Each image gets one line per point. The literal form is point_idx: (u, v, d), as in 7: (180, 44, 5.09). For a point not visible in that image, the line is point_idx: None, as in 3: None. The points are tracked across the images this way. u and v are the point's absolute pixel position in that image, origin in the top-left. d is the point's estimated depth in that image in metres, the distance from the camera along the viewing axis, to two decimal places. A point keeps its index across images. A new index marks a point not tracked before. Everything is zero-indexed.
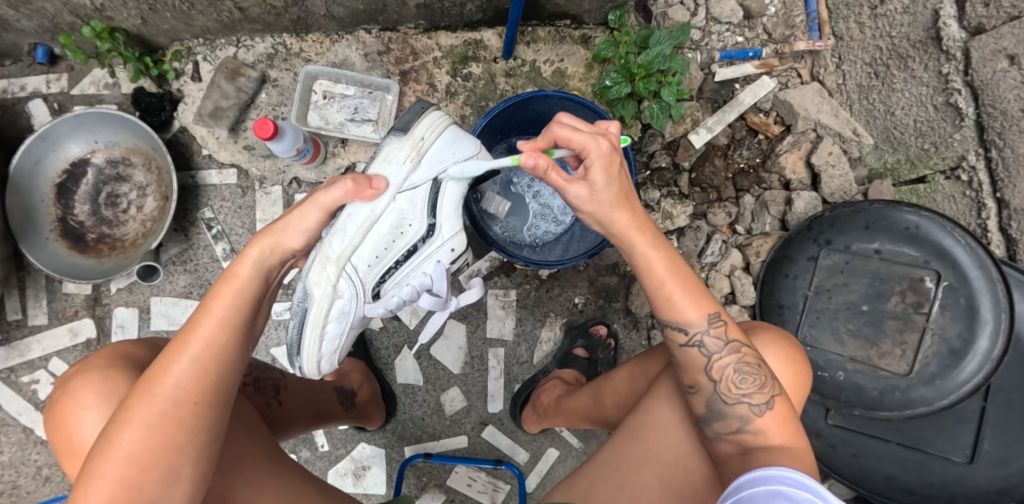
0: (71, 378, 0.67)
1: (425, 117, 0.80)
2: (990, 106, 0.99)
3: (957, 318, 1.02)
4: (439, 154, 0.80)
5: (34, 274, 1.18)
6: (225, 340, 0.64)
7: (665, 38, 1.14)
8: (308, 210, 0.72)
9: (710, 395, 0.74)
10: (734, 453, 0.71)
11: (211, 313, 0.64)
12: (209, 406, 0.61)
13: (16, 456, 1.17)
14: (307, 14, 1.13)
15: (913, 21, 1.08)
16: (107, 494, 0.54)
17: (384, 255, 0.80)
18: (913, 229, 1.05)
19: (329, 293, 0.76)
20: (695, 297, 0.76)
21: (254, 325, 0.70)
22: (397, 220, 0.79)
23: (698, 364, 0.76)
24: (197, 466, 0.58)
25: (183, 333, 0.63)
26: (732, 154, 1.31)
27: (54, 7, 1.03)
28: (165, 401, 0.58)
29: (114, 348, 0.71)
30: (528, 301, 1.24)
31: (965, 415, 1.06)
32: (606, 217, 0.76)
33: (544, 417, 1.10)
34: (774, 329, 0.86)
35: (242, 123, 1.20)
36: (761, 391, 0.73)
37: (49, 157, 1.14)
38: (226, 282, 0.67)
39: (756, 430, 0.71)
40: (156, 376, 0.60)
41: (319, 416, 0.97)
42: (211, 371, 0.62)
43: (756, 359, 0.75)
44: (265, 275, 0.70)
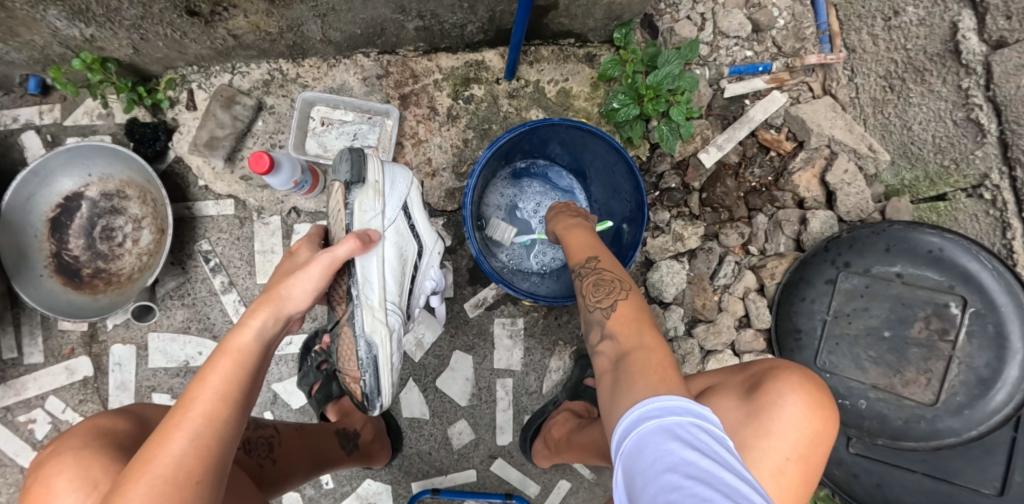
0: (47, 460, 0.62)
1: (369, 162, 0.84)
2: (1014, 122, 0.95)
3: (984, 346, 0.97)
4: (391, 187, 0.87)
5: (29, 310, 1.15)
6: (224, 413, 0.59)
7: (673, 56, 1.11)
8: (309, 271, 0.72)
9: (585, 315, 0.80)
10: (605, 366, 0.70)
11: (211, 384, 0.60)
12: (206, 484, 0.55)
13: (14, 498, 1.14)
14: (302, 39, 1.09)
15: (929, 34, 1.04)
16: None
17: (403, 283, 0.87)
18: (936, 252, 1.01)
19: (387, 331, 0.81)
20: (588, 244, 0.89)
21: (255, 393, 0.65)
22: (397, 252, 0.86)
23: (581, 293, 0.83)
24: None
25: (178, 406, 0.58)
26: (743, 172, 1.26)
27: (43, 39, 1.00)
28: (159, 480, 0.53)
29: (89, 425, 0.66)
30: (535, 329, 1.20)
31: (994, 445, 1.02)
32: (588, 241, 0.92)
33: (554, 452, 1.06)
34: (797, 368, 0.80)
35: (239, 152, 1.16)
36: (608, 297, 0.78)
37: (41, 192, 1.11)
38: (226, 351, 0.64)
39: (609, 330, 0.74)
40: (148, 454, 0.55)
41: (317, 464, 0.92)
42: (211, 444, 0.57)
43: (613, 278, 0.80)
44: (265, 345, 0.67)
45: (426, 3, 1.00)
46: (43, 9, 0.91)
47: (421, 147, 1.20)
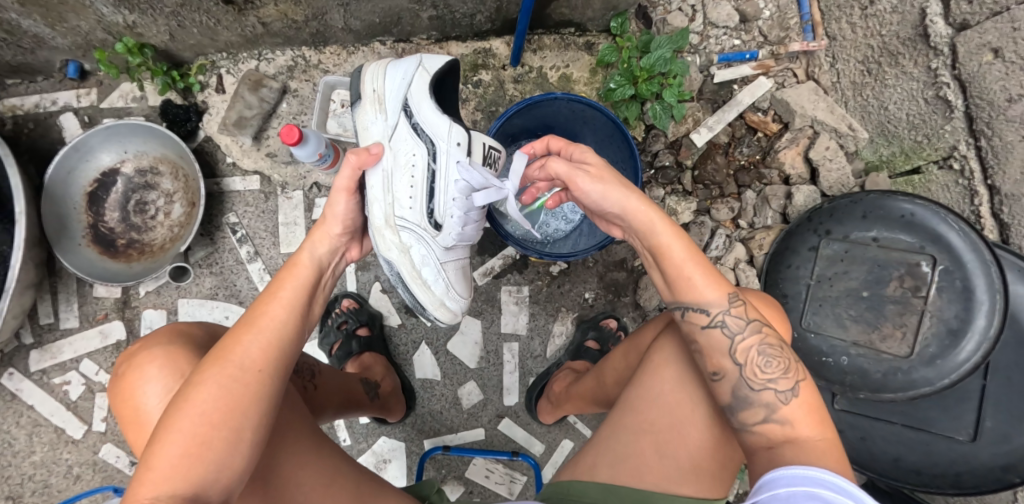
0: (137, 352, 0.74)
1: (363, 75, 0.90)
2: (978, 97, 1.05)
3: (953, 300, 1.06)
4: (393, 90, 0.89)
5: (65, 279, 1.23)
6: (286, 320, 0.71)
7: (665, 42, 1.21)
8: (335, 197, 0.79)
9: (735, 380, 0.75)
10: (763, 445, 0.73)
11: (279, 296, 0.72)
12: (270, 374, 0.67)
13: (47, 456, 1.21)
14: (326, 27, 1.19)
15: (901, 20, 1.14)
16: (182, 448, 0.60)
17: (416, 193, 0.88)
18: (908, 217, 1.10)
19: (400, 250, 0.87)
20: (718, 279, 0.76)
21: (312, 310, 0.77)
22: (405, 161, 0.88)
23: (721, 347, 0.76)
24: (258, 431, 0.64)
25: (251, 312, 0.70)
26: (733, 152, 1.36)
27: (89, 25, 1.09)
28: (235, 368, 0.65)
29: (171, 328, 0.77)
30: (540, 296, 1.28)
31: (966, 394, 1.10)
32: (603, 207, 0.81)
33: (556, 406, 1.15)
34: (759, 295, 0.91)
35: (265, 132, 1.25)
36: (785, 376, 0.74)
37: (81, 167, 1.20)
38: (289, 269, 0.76)
39: (783, 418, 0.72)
40: (227, 346, 0.67)
41: (346, 405, 1.00)
42: (275, 344, 0.68)
43: (777, 340, 0.76)
44: (320, 267, 0.78)
45: None
46: None
47: None
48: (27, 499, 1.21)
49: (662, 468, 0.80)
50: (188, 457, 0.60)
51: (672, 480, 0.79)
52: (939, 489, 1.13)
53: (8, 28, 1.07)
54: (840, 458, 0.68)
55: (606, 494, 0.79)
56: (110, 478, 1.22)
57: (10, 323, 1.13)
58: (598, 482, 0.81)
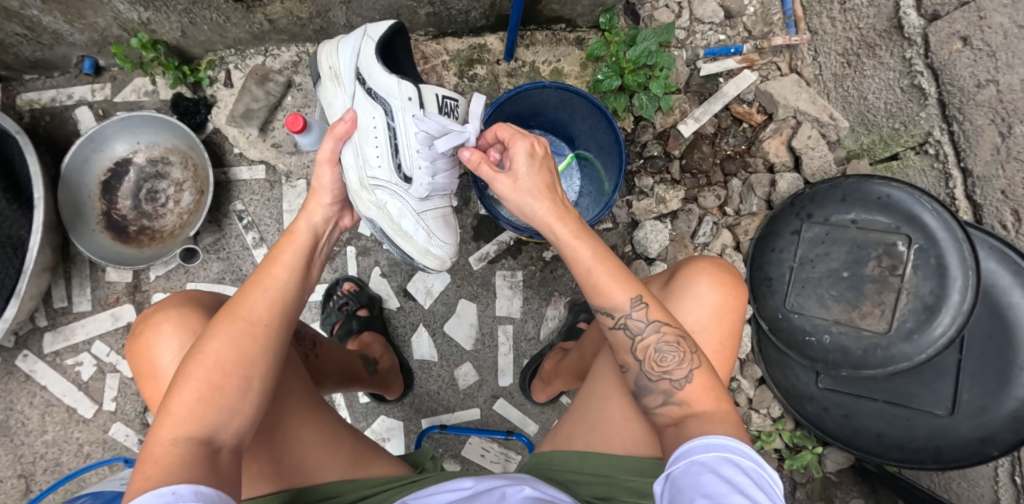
0: (150, 315, 0.80)
1: (319, 57, 0.97)
2: (949, 84, 1.10)
3: (928, 276, 1.11)
4: (345, 62, 0.94)
5: (79, 264, 1.29)
6: (289, 281, 0.79)
7: (651, 35, 1.28)
8: (320, 170, 0.89)
9: (637, 373, 0.81)
10: (668, 424, 0.77)
11: (283, 261, 0.80)
12: (275, 329, 0.74)
13: (59, 434, 1.26)
14: (329, 24, 1.25)
15: (876, 13, 1.20)
16: (198, 393, 0.66)
17: (383, 152, 0.94)
18: (885, 199, 1.15)
19: (376, 207, 0.94)
20: (621, 279, 0.80)
21: (309, 275, 0.85)
22: (368, 126, 0.93)
23: (625, 345, 0.81)
24: (265, 380, 0.71)
25: (257, 275, 0.77)
26: (719, 142, 1.41)
27: (106, 21, 1.16)
28: (244, 323, 0.72)
29: (183, 294, 0.84)
30: (534, 281, 1.33)
31: (943, 369, 1.14)
32: (527, 207, 0.82)
33: (548, 384, 1.20)
34: (715, 260, 0.95)
35: (270, 124, 1.31)
36: (680, 367, 0.78)
37: (96, 157, 1.26)
38: (288, 237, 0.83)
39: (680, 400, 0.77)
40: (236, 305, 0.73)
41: (346, 378, 1.06)
42: (278, 303, 0.76)
43: (676, 336, 0.79)
44: (315, 234, 0.86)
45: None
46: None
47: None
48: (39, 476, 1.26)
49: (632, 433, 0.86)
50: (203, 400, 0.66)
51: (639, 443, 0.85)
52: (923, 463, 1.17)
53: (30, 24, 1.13)
54: (731, 424, 0.73)
55: (581, 461, 0.85)
56: (119, 456, 1.26)
57: (27, 304, 1.19)
58: (575, 450, 0.87)
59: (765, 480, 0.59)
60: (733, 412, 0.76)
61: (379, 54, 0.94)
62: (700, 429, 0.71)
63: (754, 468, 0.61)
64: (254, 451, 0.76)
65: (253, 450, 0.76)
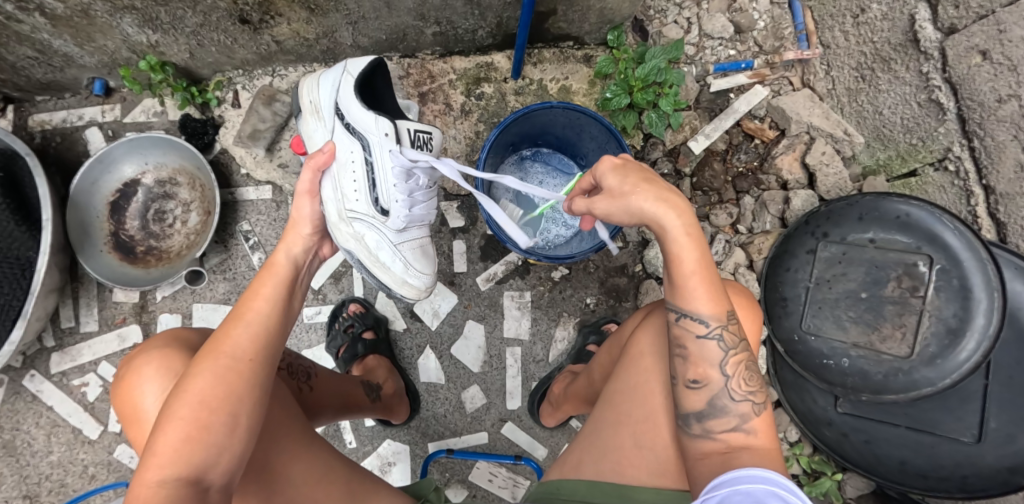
0: (133, 359, 0.81)
1: (303, 88, 1.01)
2: (968, 99, 1.07)
3: (952, 299, 1.07)
4: (327, 94, 0.98)
5: (86, 284, 1.28)
6: (271, 312, 0.79)
7: (659, 53, 1.27)
8: (299, 201, 0.90)
9: (716, 390, 0.78)
10: (718, 450, 0.75)
11: (262, 294, 0.80)
12: (260, 364, 0.73)
13: (64, 456, 1.25)
14: (336, 45, 1.25)
15: (891, 27, 1.17)
16: (183, 432, 0.65)
17: (360, 187, 0.96)
18: (903, 217, 1.12)
19: (355, 240, 0.96)
20: (723, 292, 0.78)
21: (291, 306, 0.85)
22: (346, 162, 0.96)
23: (712, 358, 0.78)
24: (252, 416, 0.70)
25: (238, 308, 0.78)
26: (730, 158, 1.38)
27: (115, 44, 1.16)
28: (228, 358, 0.71)
29: (167, 334, 0.85)
30: (542, 302, 1.31)
31: (968, 395, 1.10)
32: (679, 207, 0.75)
33: (556, 408, 1.18)
34: (732, 285, 0.95)
35: (277, 144, 1.31)
36: (761, 392, 0.79)
37: (104, 179, 1.26)
38: (269, 270, 0.83)
39: (749, 427, 0.77)
40: (218, 342, 0.73)
41: (346, 408, 1.05)
42: (260, 337, 0.76)
43: (756, 361, 0.81)
44: (296, 264, 0.87)
45: (443, 10, 1.16)
46: (120, 17, 1.07)
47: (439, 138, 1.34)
48: (44, 497, 1.24)
49: (645, 464, 0.82)
50: (190, 439, 0.64)
51: (654, 474, 0.82)
52: (948, 493, 1.12)
53: (40, 47, 1.14)
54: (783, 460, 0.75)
55: (591, 491, 0.82)
56: (124, 478, 1.25)
57: (34, 326, 1.18)
58: (584, 479, 0.84)
59: None
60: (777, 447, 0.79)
61: (356, 91, 0.95)
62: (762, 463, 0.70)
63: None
64: (246, 490, 0.76)
65: (244, 489, 0.75)
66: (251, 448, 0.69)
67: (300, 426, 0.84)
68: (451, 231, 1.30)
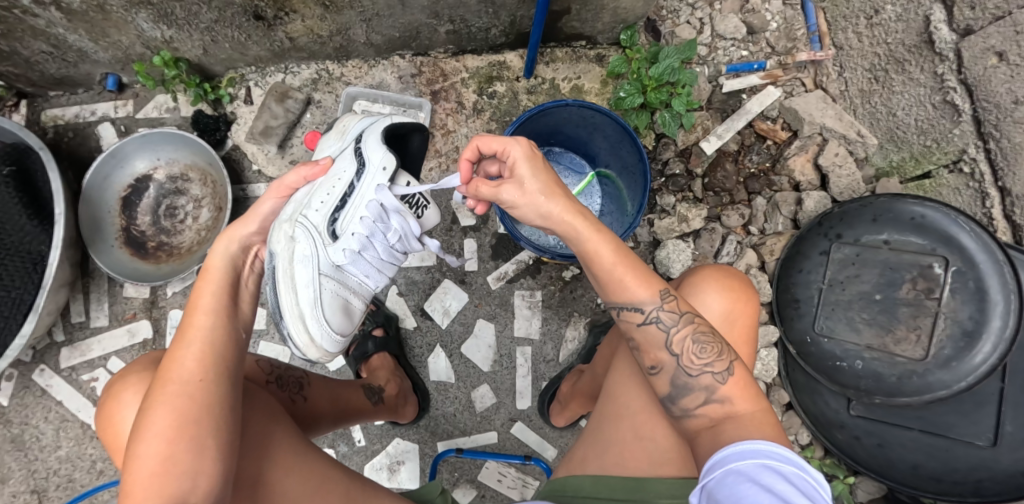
0: (109, 392, 0.79)
1: (340, 120, 1.05)
2: (985, 100, 1.06)
3: (967, 301, 1.07)
4: (357, 126, 1.00)
5: (97, 279, 1.28)
6: (213, 325, 0.74)
7: (673, 52, 1.27)
8: (264, 199, 0.87)
9: (673, 371, 0.77)
10: (705, 426, 0.74)
11: (200, 308, 0.75)
12: (212, 381, 0.70)
13: (73, 451, 1.24)
14: (349, 42, 1.25)
15: (906, 28, 1.17)
16: (150, 469, 0.63)
17: (330, 201, 0.91)
18: (918, 219, 1.11)
19: (285, 249, 0.86)
20: (645, 274, 0.78)
21: (239, 313, 0.80)
22: (331, 173, 0.91)
23: (658, 341, 0.78)
24: (218, 435, 0.67)
25: (179, 331, 0.73)
26: (743, 159, 1.38)
27: (129, 39, 1.16)
28: (177, 386, 0.68)
29: (141, 359, 0.84)
30: (553, 301, 1.30)
31: (984, 398, 1.09)
32: (544, 208, 0.77)
33: (565, 407, 1.17)
34: (718, 266, 0.94)
35: (289, 140, 1.31)
36: (719, 358, 0.76)
37: (117, 174, 1.26)
38: (203, 280, 0.77)
39: (721, 398, 0.75)
40: (167, 370, 0.70)
41: (345, 415, 1.04)
42: (211, 353, 0.72)
43: (709, 327, 0.78)
44: (234, 268, 0.81)
45: (457, 8, 1.16)
46: (135, 12, 1.07)
47: (450, 137, 1.34)
48: (52, 492, 1.24)
49: (645, 454, 0.82)
50: (157, 474, 0.62)
51: (655, 463, 0.81)
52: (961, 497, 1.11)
53: (55, 42, 1.14)
54: (773, 423, 0.71)
55: (597, 487, 0.81)
56: None
57: (45, 320, 1.18)
58: (590, 475, 0.83)
59: (807, 477, 0.56)
60: (772, 410, 0.75)
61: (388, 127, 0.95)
62: (739, 434, 0.68)
63: (794, 469, 0.57)
64: None
65: None
66: (229, 465, 0.67)
67: (286, 427, 0.83)
68: (461, 229, 1.30)
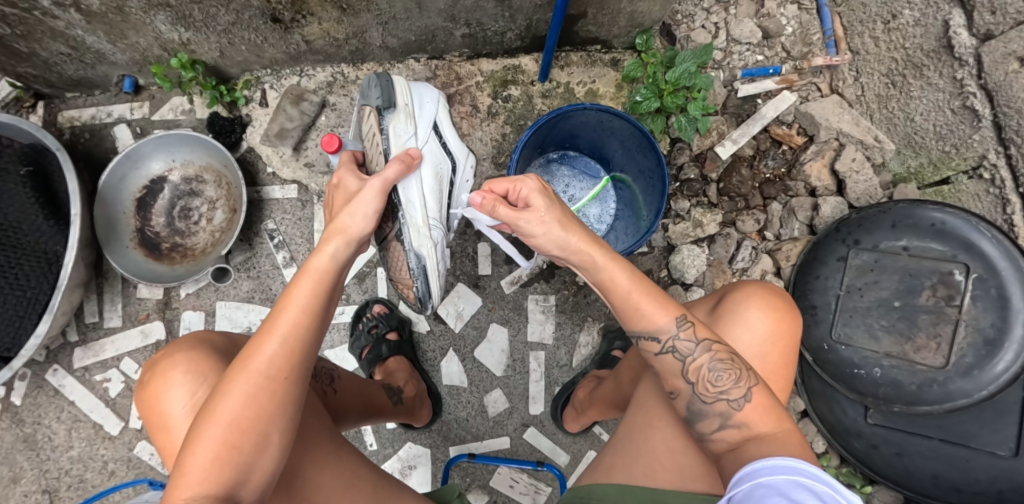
0: (160, 360, 0.78)
1: (395, 86, 0.97)
2: (1005, 106, 1.06)
3: (989, 308, 1.06)
4: (421, 110, 1.03)
5: (110, 280, 1.28)
6: (307, 324, 0.70)
7: (689, 57, 1.26)
8: (370, 193, 0.81)
9: (689, 397, 0.77)
10: (726, 450, 0.72)
11: (294, 300, 0.70)
12: (294, 380, 0.68)
13: (84, 451, 1.24)
14: (364, 45, 1.25)
15: (925, 33, 1.16)
16: (211, 452, 0.62)
17: (440, 196, 1.02)
18: (938, 225, 1.10)
19: (432, 244, 0.97)
20: (662, 302, 0.77)
21: (332, 308, 0.76)
22: (436, 168, 1.01)
23: (675, 369, 0.77)
24: (283, 435, 0.66)
25: (268, 318, 0.70)
26: (758, 165, 1.37)
27: (147, 41, 1.17)
28: (259, 376, 0.66)
29: (193, 335, 0.83)
30: (566, 305, 1.29)
31: (1005, 407, 1.08)
32: (561, 239, 0.77)
33: (581, 413, 1.16)
34: (764, 284, 0.91)
35: (304, 143, 1.32)
36: (737, 385, 0.74)
37: (132, 175, 1.26)
38: (305, 271, 0.73)
39: (738, 423, 0.73)
40: (249, 354, 0.67)
41: (367, 412, 1.04)
42: (297, 351, 0.69)
43: (728, 354, 0.76)
44: (341, 265, 0.76)
45: (474, 12, 1.16)
46: (154, 14, 1.07)
47: (464, 140, 1.34)
48: (63, 492, 1.24)
49: (676, 467, 0.80)
50: (217, 460, 0.62)
51: (687, 478, 0.78)
52: None
53: (74, 43, 1.15)
54: (801, 444, 0.68)
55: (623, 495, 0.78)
56: (143, 475, 1.24)
57: (59, 320, 1.18)
58: (615, 484, 0.81)
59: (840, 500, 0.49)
60: (798, 432, 0.71)
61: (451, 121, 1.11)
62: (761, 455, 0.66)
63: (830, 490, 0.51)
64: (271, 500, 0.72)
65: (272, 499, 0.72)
66: (283, 463, 0.67)
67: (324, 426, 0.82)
68: (475, 233, 1.29)
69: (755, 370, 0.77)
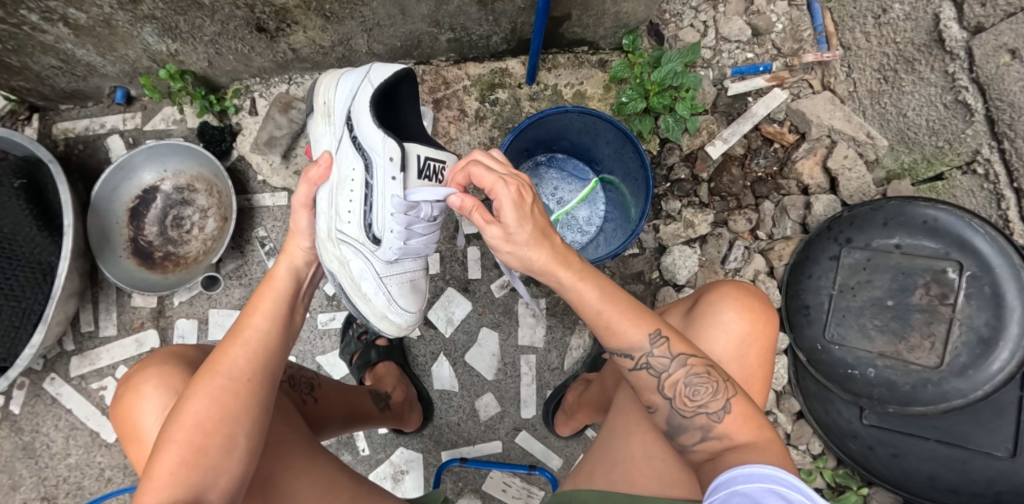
0: (133, 376, 0.81)
1: (320, 88, 0.95)
2: (998, 99, 1.03)
3: (983, 306, 1.04)
4: (338, 99, 0.92)
5: (105, 289, 1.30)
6: (269, 332, 0.78)
7: (675, 56, 1.26)
8: (298, 214, 0.88)
9: (667, 413, 0.76)
10: (706, 460, 0.72)
11: (260, 310, 0.80)
12: (258, 382, 0.73)
13: (82, 458, 1.26)
14: (351, 52, 1.26)
15: (915, 27, 1.14)
16: (178, 456, 0.64)
17: (354, 206, 0.89)
18: (931, 222, 1.08)
19: (339, 265, 0.89)
20: (632, 317, 0.76)
21: (292, 321, 0.85)
22: (345, 172, 0.89)
23: (650, 385, 0.77)
24: (249, 437, 0.69)
25: (236, 328, 0.78)
26: (749, 164, 1.35)
27: (136, 53, 1.18)
28: (224, 379, 0.71)
29: (167, 351, 0.85)
30: (557, 308, 1.29)
31: (1002, 407, 1.06)
32: (525, 257, 0.75)
33: (571, 416, 1.16)
34: (739, 284, 0.91)
35: (293, 150, 1.32)
36: (714, 399, 0.73)
37: (125, 185, 1.28)
38: (268, 283, 0.84)
39: (720, 434, 0.72)
40: (215, 362, 0.73)
41: (354, 418, 1.04)
42: (260, 356, 0.75)
43: (705, 367, 0.75)
44: (296, 277, 0.87)
45: (457, 17, 1.16)
46: (141, 27, 1.08)
47: (452, 144, 1.34)
48: (61, 499, 1.26)
49: (654, 472, 0.79)
50: (185, 463, 0.64)
51: (666, 483, 0.78)
52: None
53: (65, 57, 1.16)
54: (780, 452, 0.68)
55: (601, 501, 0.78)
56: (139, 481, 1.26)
57: (55, 329, 1.19)
58: (597, 488, 0.80)
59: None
60: (776, 439, 0.72)
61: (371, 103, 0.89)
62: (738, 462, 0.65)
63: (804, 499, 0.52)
64: None
65: None
66: (251, 467, 0.69)
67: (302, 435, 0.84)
68: (464, 237, 1.29)
69: (735, 380, 0.77)
